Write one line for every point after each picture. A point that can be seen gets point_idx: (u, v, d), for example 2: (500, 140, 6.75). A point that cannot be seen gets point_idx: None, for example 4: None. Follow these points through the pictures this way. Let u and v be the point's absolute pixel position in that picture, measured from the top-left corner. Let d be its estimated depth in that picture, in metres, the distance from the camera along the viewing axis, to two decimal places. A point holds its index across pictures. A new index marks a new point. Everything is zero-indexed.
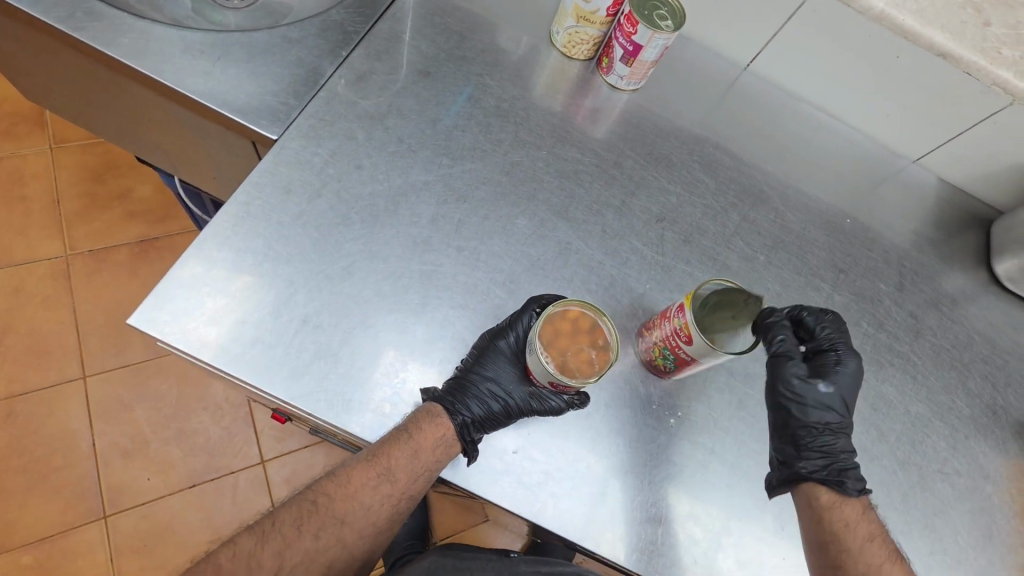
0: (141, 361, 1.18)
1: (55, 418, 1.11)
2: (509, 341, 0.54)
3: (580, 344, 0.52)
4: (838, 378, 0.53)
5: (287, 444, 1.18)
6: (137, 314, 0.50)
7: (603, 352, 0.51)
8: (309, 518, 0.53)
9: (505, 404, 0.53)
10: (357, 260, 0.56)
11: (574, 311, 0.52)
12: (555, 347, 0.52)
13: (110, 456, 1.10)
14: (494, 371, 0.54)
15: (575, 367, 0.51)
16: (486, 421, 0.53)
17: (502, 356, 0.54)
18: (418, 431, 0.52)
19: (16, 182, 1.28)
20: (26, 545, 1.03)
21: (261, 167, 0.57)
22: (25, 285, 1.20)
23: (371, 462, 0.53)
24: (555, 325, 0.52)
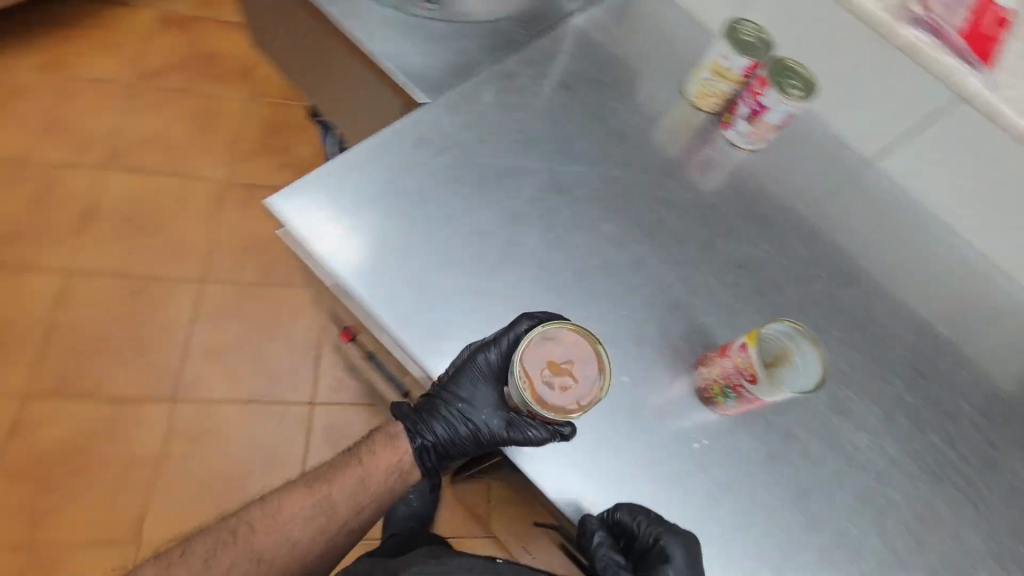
0: (248, 283, 1.35)
1: (168, 306, 1.31)
2: (490, 356, 0.56)
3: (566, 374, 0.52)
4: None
5: (335, 395, 1.28)
6: (276, 195, 0.60)
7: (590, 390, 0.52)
8: (224, 547, 0.60)
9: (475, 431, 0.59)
10: (457, 211, 0.63)
11: (568, 337, 0.53)
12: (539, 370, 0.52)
13: (196, 352, 1.27)
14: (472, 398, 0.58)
15: (558, 395, 0.51)
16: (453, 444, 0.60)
17: (479, 373, 0.56)
18: (386, 450, 0.65)
19: (214, 116, 1.55)
20: (113, 402, 1.22)
21: (410, 116, 0.67)
22: (189, 195, 1.44)
23: (306, 492, 0.63)
24: (542, 349, 0.52)
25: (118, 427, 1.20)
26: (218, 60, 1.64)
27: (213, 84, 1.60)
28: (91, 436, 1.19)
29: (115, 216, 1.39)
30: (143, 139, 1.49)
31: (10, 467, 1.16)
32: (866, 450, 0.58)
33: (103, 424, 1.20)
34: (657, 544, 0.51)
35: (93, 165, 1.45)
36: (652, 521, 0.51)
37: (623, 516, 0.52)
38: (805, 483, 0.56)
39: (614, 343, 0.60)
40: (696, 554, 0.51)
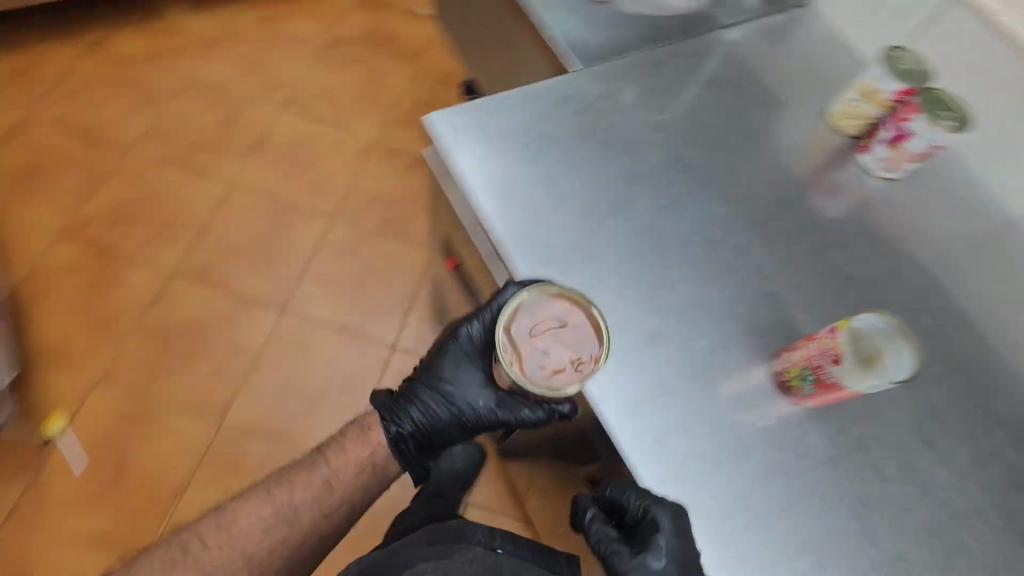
0: (370, 231, 1.57)
1: (303, 233, 1.54)
2: (470, 328, 0.71)
3: (560, 341, 0.54)
4: (658, 552, 0.51)
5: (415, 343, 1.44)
6: (432, 114, 0.69)
7: (588, 359, 0.53)
8: (174, 563, 0.72)
9: (461, 405, 0.73)
10: (582, 163, 0.68)
11: (564, 304, 0.55)
12: (531, 341, 0.54)
13: (313, 276, 1.49)
14: (457, 373, 0.73)
15: (555, 365, 0.53)
16: (439, 422, 0.72)
17: (462, 345, 0.72)
18: (359, 440, 0.79)
19: (380, 88, 1.80)
20: (236, 299, 1.44)
21: (560, 78, 0.74)
22: (342, 149, 1.68)
23: (261, 503, 0.76)
24: (530, 314, 0.55)
25: (234, 319, 1.42)
26: (395, 44, 1.89)
27: (387, 63, 1.85)
28: (215, 321, 1.41)
29: (279, 149, 1.65)
30: (317, 95, 1.76)
31: (148, 327, 1.39)
32: (945, 487, 0.55)
33: (224, 313, 1.42)
34: (645, 513, 0.51)
35: (274, 107, 1.72)
36: (639, 494, 0.52)
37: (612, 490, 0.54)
38: (870, 494, 0.54)
39: (702, 312, 0.61)
40: (684, 525, 0.50)
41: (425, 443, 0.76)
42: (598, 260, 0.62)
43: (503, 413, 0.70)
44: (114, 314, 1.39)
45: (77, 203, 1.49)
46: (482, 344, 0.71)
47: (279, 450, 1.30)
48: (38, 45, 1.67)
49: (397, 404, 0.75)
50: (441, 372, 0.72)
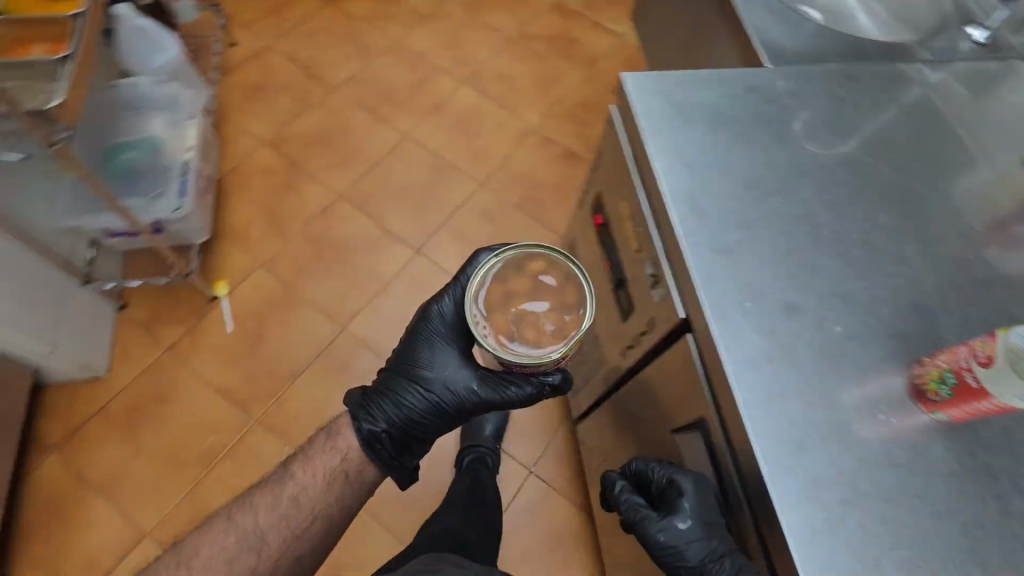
0: (511, 203, 1.70)
1: (453, 190, 1.70)
2: (436, 310, 0.79)
3: (532, 309, 0.63)
4: (683, 513, 0.59)
5: None
6: (627, 73, 0.75)
7: (558, 327, 0.62)
8: None
9: (438, 392, 0.78)
10: (756, 143, 0.71)
11: (536, 267, 0.64)
12: (503, 312, 0.63)
13: (452, 229, 1.64)
14: (431, 364, 0.79)
15: (531, 335, 0.62)
16: (419, 409, 0.78)
17: (432, 330, 0.80)
18: (329, 448, 0.79)
19: (552, 82, 1.95)
20: (383, 230, 1.62)
21: (752, 69, 0.78)
22: (506, 128, 1.83)
23: (224, 527, 0.76)
24: (501, 280, 0.65)
25: (377, 246, 1.60)
26: (575, 47, 2.03)
27: (565, 62, 1.99)
28: (361, 243, 1.60)
29: (453, 115, 1.83)
30: (496, 77, 1.94)
31: (309, 233, 1.60)
32: None
33: (370, 239, 1.61)
34: (670, 480, 0.62)
35: (457, 79, 1.91)
36: (663, 466, 0.64)
37: (639, 465, 0.67)
38: (983, 519, 0.53)
39: (846, 301, 0.62)
40: (705, 489, 0.60)
41: (400, 439, 0.80)
42: (752, 228, 0.65)
43: (484, 394, 0.76)
44: (287, 215, 1.62)
45: (285, 120, 1.77)
46: (454, 322, 0.80)
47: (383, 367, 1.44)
48: None
49: (369, 401, 0.80)
50: (415, 366, 0.79)
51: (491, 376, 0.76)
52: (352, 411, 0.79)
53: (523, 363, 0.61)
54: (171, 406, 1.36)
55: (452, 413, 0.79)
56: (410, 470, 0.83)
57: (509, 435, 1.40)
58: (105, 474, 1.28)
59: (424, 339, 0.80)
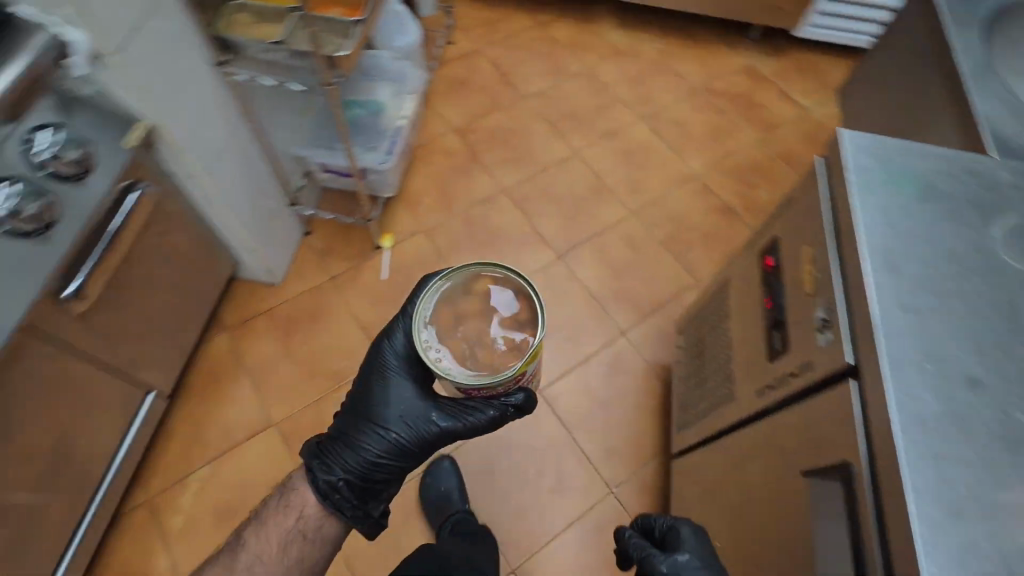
0: (656, 238, 1.76)
1: (605, 212, 1.80)
2: (393, 344, 0.90)
3: (483, 329, 0.71)
4: (684, 550, 0.79)
5: (644, 340, 1.58)
6: (845, 129, 0.79)
7: (508, 347, 0.70)
8: None
9: (398, 430, 0.87)
10: (967, 223, 0.72)
11: (481, 288, 0.73)
12: (454, 331, 0.71)
13: (594, 246, 1.73)
14: (386, 407, 0.88)
15: (478, 351, 0.70)
16: (381, 453, 0.87)
17: (387, 366, 0.89)
18: (287, 512, 0.89)
19: (725, 137, 1.99)
20: (532, 230, 1.75)
21: (975, 154, 0.78)
22: (669, 169, 1.91)
23: None
24: (450, 301, 0.73)
25: (524, 242, 1.73)
26: (756, 109, 2.07)
27: (742, 121, 2.04)
28: (511, 236, 1.74)
29: (622, 146, 1.94)
30: (671, 120, 2.02)
31: (468, 215, 1.77)
32: None
33: (520, 235, 1.74)
34: (670, 525, 0.84)
35: (635, 114, 2.03)
36: (663, 519, 0.86)
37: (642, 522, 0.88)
38: None
39: None
40: (699, 539, 0.81)
41: (365, 482, 0.90)
42: (946, 301, 0.66)
43: (443, 427, 0.86)
44: (454, 194, 1.80)
45: (474, 115, 1.97)
46: (407, 353, 0.90)
47: None
48: (508, 7, 2.24)
49: (329, 450, 0.89)
50: (370, 410, 0.89)
51: (448, 408, 0.86)
52: (313, 463, 0.89)
53: (473, 384, 0.68)
54: (321, 326, 1.55)
55: (412, 453, 0.89)
56: (375, 516, 0.93)
57: (597, 450, 1.44)
58: (258, 366, 1.49)
59: (375, 384, 0.90)
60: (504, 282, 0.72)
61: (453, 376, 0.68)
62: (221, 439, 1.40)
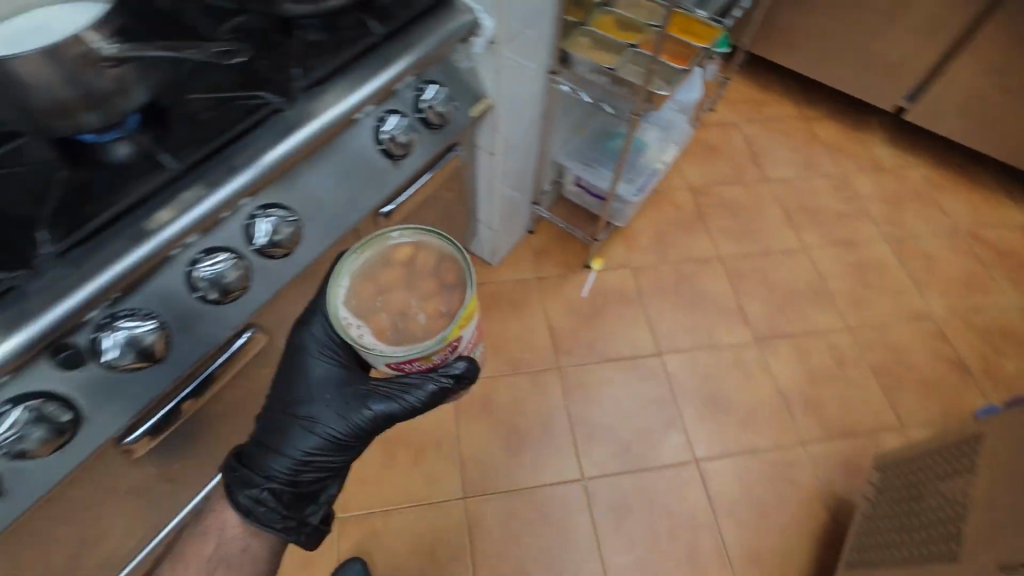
0: (866, 363, 1.66)
1: (817, 317, 1.73)
2: (311, 327, 0.87)
3: (407, 303, 0.73)
4: None
5: (820, 459, 1.49)
6: None
7: (432, 316, 0.73)
8: None
9: (325, 425, 0.84)
10: None
11: (405, 250, 0.74)
12: (376, 307, 0.73)
13: (796, 346, 1.67)
14: (314, 396, 0.85)
15: (401, 320, 0.73)
16: (314, 450, 0.84)
17: (305, 352, 0.86)
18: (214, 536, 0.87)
19: (981, 291, 1.81)
20: (736, 306, 1.74)
21: None
22: (903, 300, 1.78)
23: None
24: (371, 276, 0.74)
25: (724, 315, 1.72)
26: None
27: (1006, 280, 1.83)
28: (713, 304, 1.74)
29: (856, 260, 1.86)
30: (919, 251, 1.88)
31: (679, 269, 1.81)
32: None
33: (722, 306, 1.74)
34: None
35: (880, 232, 1.93)
36: None
37: None
38: None
39: None
40: None
41: (297, 486, 0.85)
42: None
43: (376, 412, 0.83)
44: (672, 245, 1.85)
45: (712, 181, 2.02)
46: (333, 340, 0.87)
47: (668, 403, 1.55)
48: (778, 93, 2.27)
49: (248, 453, 0.85)
50: (292, 402, 0.85)
51: (383, 389, 0.83)
52: (233, 470, 0.84)
53: (398, 358, 0.70)
54: (518, 317, 1.69)
55: (348, 443, 0.86)
56: (312, 523, 0.90)
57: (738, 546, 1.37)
58: None
59: (302, 373, 0.86)
60: (417, 252, 0.74)
61: (374, 353, 0.69)
62: None
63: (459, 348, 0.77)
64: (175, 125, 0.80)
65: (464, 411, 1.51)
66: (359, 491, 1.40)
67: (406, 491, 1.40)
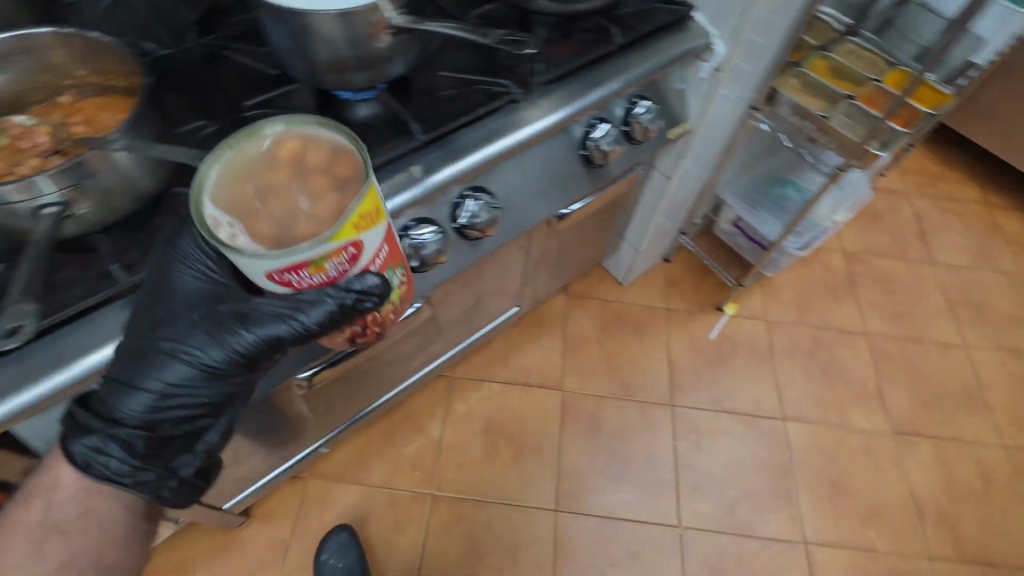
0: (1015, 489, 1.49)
1: (966, 425, 1.58)
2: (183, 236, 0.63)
3: (291, 197, 0.51)
4: None
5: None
6: None
7: (322, 213, 0.50)
8: None
9: (196, 357, 0.61)
10: None
11: (290, 145, 0.52)
12: (254, 205, 0.50)
13: (935, 450, 1.54)
14: (180, 314, 0.61)
15: (288, 223, 0.50)
16: (177, 385, 0.61)
17: (170, 263, 0.61)
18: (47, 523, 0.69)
19: None
20: (873, 390, 1.63)
21: None
22: None
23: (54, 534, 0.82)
24: (250, 170, 0.52)
25: (859, 396, 1.61)
26: None
27: None
28: (849, 382, 1.63)
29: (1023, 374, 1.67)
30: None
31: (818, 336, 1.70)
32: None
33: (859, 387, 1.63)
34: None
35: None
36: None
37: None
38: None
39: None
40: None
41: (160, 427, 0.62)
42: None
43: (261, 333, 0.59)
44: (814, 309, 1.75)
45: (870, 250, 1.87)
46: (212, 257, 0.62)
47: (782, 473, 1.47)
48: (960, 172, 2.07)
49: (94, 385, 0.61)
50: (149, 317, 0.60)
51: (271, 307, 0.58)
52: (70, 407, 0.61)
53: (278, 270, 0.49)
54: (640, 344, 1.65)
55: (228, 373, 0.62)
56: (175, 479, 0.66)
57: None
58: (575, 336, 1.64)
59: (168, 292, 0.61)
60: (310, 148, 0.52)
61: (248, 262, 0.48)
62: (518, 371, 1.57)
63: (362, 259, 0.53)
64: (419, 97, 0.83)
65: (570, 424, 1.51)
66: (456, 474, 1.42)
67: (502, 487, 1.41)
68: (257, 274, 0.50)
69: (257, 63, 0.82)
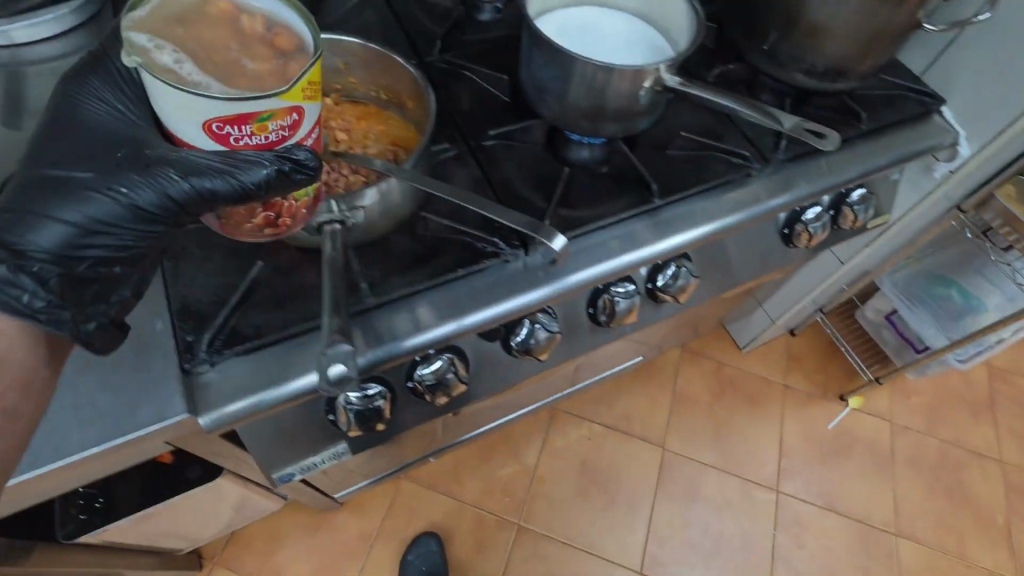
0: None
1: None
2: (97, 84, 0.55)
3: (227, 49, 0.48)
4: None
5: None
6: None
7: (262, 68, 0.48)
8: (161, 487, 0.82)
9: (106, 196, 0.48)
10: None
11: (227, 5, 0.49)
12: (190, 45, 0.47)
13: None
14: (82, 147, 0.51)
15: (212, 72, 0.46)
16: (79, 219, 0.48)
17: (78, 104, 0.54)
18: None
19: None
20: (1002, 527, 1.49)
21: None
22: None
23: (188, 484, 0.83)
24: (185, 22, 0.48)
25: (985, 531, 1.48)
26: None
27: None
28: (976, 511, 1.51)
29: None
30: None
31: (947, 452, 1.58)
32: None
33: (985, 519, 1.50)
34: None
35: None
36: None
37: None
38: None
39: None
40: None
41: (72, 276, 0.47)
42: None
43: (198, 184, 0.47)
44: (948, 422, 1.62)
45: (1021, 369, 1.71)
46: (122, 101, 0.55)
47: None
48: None
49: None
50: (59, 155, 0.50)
51: (194, 154, 0.48)
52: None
53: (220, 119, 0.46)
54: (753, 418, 1.57)
55: (160, 220, 0.49)
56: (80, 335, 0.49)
57: None
58: (686, 394, 1.58)
59: (77, 132, 0.52)
60: (247, 12, 0.49)
61: (186, 98, 0.44)
62: (623, 417, 1.52)
63: (304, 131, 0.50)
64: (650, 152, 0.79)
65: (669, 485, 1.45)
66: (546, 509, 1.39)
67: (591, 537, 1.37)
68: (191, 122, 0.46)
69: (494, 91, 0.80)
